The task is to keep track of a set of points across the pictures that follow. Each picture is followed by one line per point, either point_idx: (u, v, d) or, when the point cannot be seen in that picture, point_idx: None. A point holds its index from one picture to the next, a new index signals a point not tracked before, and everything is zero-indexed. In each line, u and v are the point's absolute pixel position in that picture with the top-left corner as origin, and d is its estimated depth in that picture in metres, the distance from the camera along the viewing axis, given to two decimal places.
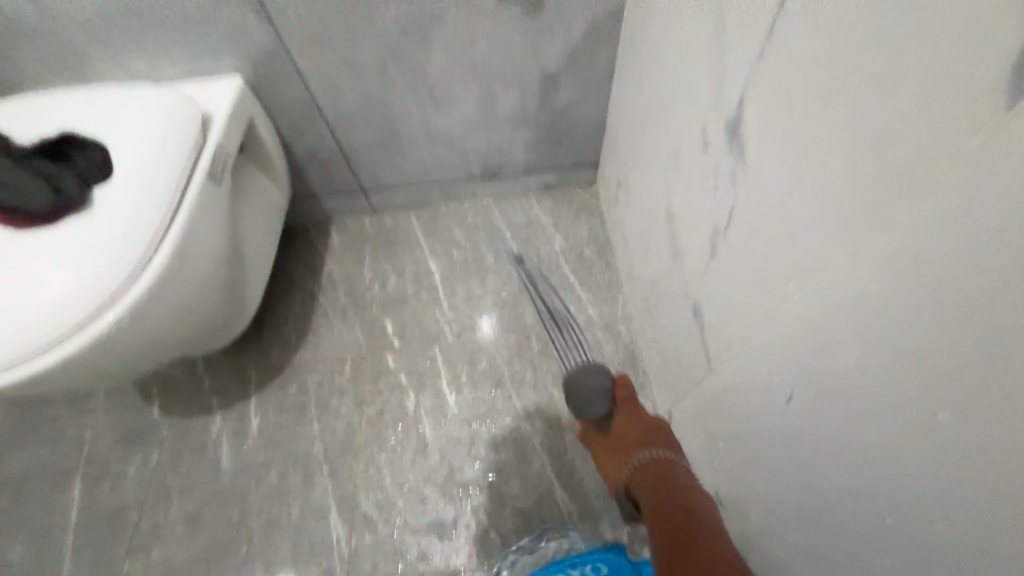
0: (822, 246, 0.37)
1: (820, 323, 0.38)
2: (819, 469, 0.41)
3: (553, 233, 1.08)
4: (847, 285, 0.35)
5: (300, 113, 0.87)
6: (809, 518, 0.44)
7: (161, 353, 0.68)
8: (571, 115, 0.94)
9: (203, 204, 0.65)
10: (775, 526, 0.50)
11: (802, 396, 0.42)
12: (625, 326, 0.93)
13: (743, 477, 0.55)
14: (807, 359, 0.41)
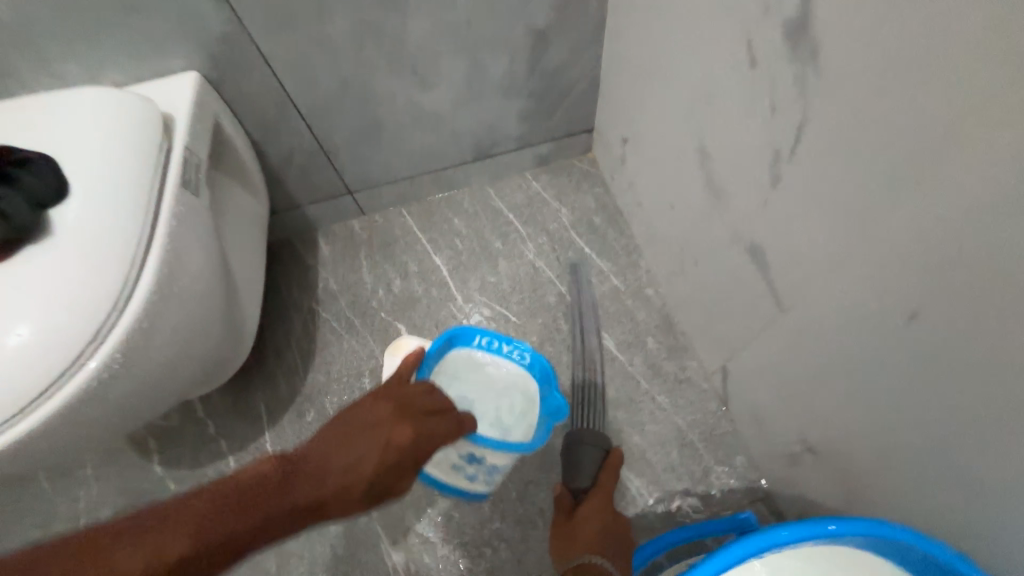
0: (945, 137, 0.34)
1: (948, 222, 0.35)
2: (963, 381, 0.38)
3: (557, 207, 1.03)
4: (986, 171, 0.32)
5: (271, 110, 0.78)
6: (954, 438, 0.41)
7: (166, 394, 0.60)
8: (564, 78, 0.89)
9: (184, 217, 0.56)
10: (902, 456, 0.46)
11: (928, 308, 0.39)
12: (653, 289, 0.88)
13: (841, 415, 0.51)
14: (931, 264, 0.37)
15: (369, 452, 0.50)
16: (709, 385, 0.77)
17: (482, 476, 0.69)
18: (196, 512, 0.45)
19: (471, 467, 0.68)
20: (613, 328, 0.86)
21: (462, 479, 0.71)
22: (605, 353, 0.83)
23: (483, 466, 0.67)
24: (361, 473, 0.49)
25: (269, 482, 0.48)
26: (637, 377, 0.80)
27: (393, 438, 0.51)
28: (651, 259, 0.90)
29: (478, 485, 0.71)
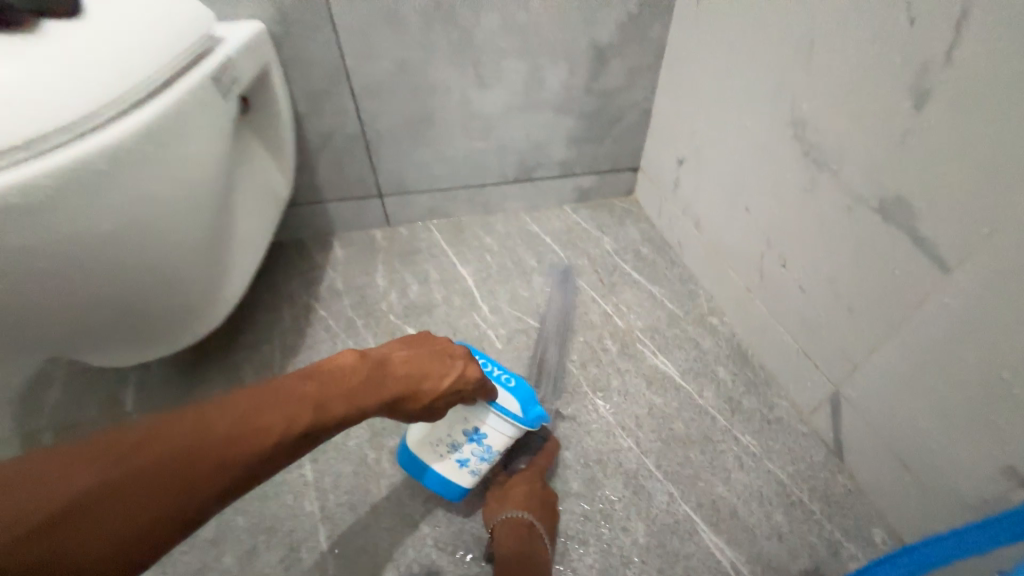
0: None
1: None
2: None
3: (599, 236, 0.94)
4: None
5: (323, 80, 0.75)
6: None
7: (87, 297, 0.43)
8: (618, 103, 0.88)
9: (202, 100, 0.47)
10: None
11: None
12: (718, 318, 0.74)
13: None
14: None
15: (440, 379, 0.44)
16: (809, 429, 0.59)
17: (474, 465, 0.50)
18: (228, 413, 0.33)
19: (468, 444, 0.49)
20: (673, 355, 0.69)
21: (448, 467, 0.50)
22: (667, 381, 0.65)
23: (481, 445, 0.49)
24: (426, 391, 0.43)
25: (325, 386, 0.38)
26: (712, 412, 0.61)
27: (470, 369, 0.45)
28: (714, 285, 0.77)
29: (466, 478, 0.50)
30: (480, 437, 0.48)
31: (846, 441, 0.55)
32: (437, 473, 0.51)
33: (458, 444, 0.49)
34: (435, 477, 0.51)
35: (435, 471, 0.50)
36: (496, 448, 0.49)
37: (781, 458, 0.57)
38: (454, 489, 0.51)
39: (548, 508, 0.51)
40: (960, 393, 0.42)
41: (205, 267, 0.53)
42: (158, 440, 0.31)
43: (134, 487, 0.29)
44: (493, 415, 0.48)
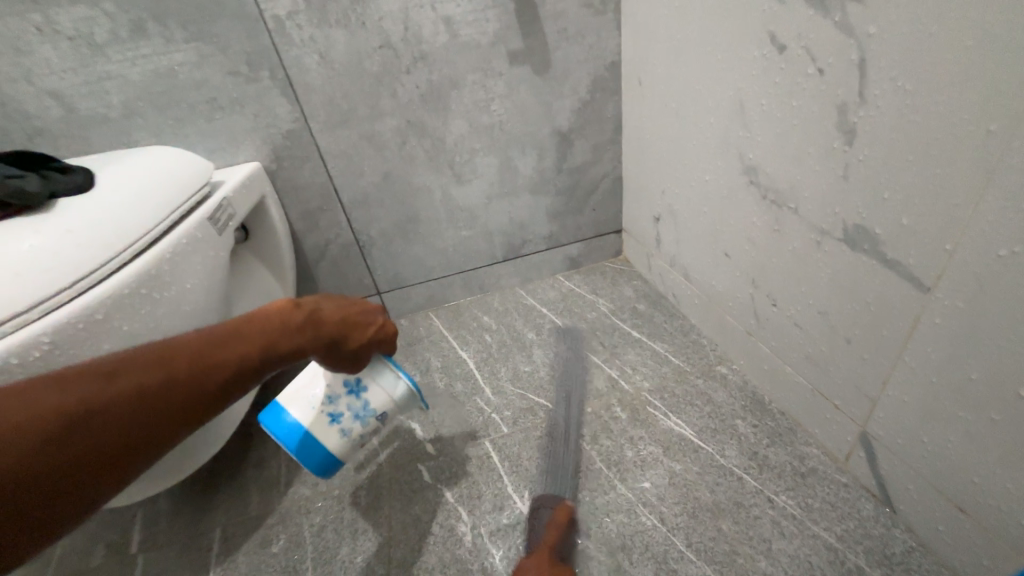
0: None
1: None
2: None
3: (594, 299, 0.94)
4: None
5: (317, 200, 0.83)
6: None
7: None
8: (589, 176, 0.94)
9: (200, 238, 0.52)
10: None
11: None
12: (726, 368, 0.72)
13: None
14: None
15: (359, 333, 0.45)
16: (848, 479, 0.54)
17: (344, 421, 0.50)
18: (127, 383, 0.33)
19: (345, 398, 0.51)
20: (686, 413, 0.66)
21: (315, 427, 0.50)
22: (683, 443, 0.61)
23: (359, 401, 0.51)
24: (350, 342, 0.45)
25: (236, 346, 0.38)
26: (738, 473, 0.57)
27: (387, 325, 0.47)
28: (717, 334, 0.76)
29: (333, 441, 0.50)
30: (362, 391, 0.51)
31: (891, 487, 0.50)
32: (300, 432, 0.49)
33: (335, 395, 0.50)
34: (296, 435, 0.49)
35: (302, 425, 0.50)
36: (373, 408, 0.51)
37: (826, 517, 0.51)
38: (312, 450, 0.50)
39: None
40: (985, 417, 0.39)
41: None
42: (53, 415, 0.31)
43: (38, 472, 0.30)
44: (382, 378, 0.51)
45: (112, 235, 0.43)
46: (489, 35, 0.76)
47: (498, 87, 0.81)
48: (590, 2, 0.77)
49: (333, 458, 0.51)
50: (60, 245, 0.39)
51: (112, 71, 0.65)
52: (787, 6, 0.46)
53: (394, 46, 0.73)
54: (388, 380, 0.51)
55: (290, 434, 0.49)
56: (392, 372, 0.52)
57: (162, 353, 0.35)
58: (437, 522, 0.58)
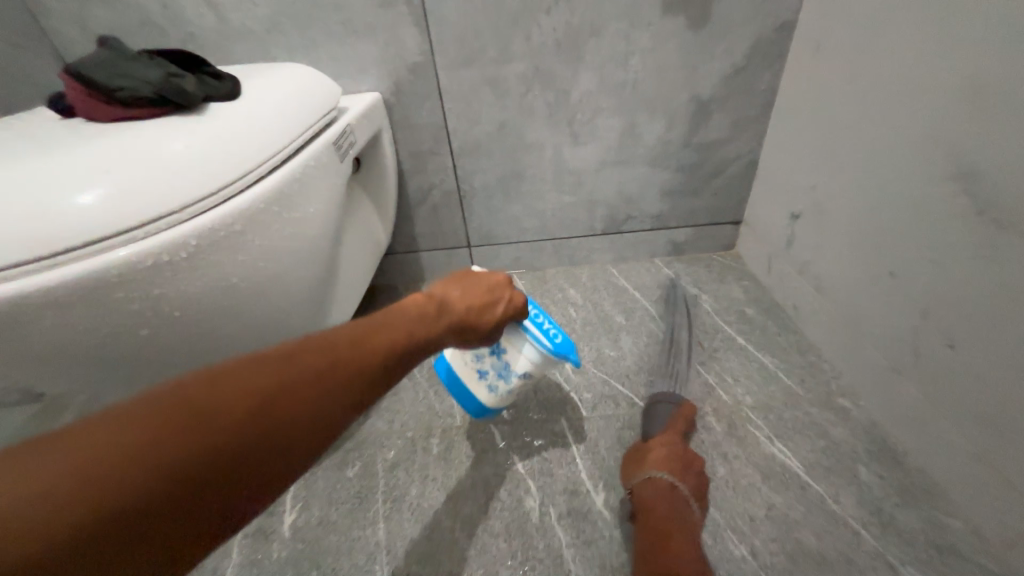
0: None
1: None
2: None
3: (696, 293, 0.85)
4: None
5: (428, 142, 0.81)
6: None
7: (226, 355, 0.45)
8: (719, 156, 0.83)
9: (324, 163, 0.52)
10: None
11: None
12: (850, 402, 0.62)
13: None
14: None
15: (490, 309, 0.44)
16: (1002, 570, 0.45)
17: (490, 378, 0.53)
18: (311, 366, 0.28)
19: (489, 357, 0.52)
20: (795, 442, 0.58)
21: (469, 378, 0.54)
22: (787, 476, 0.54)
23: (501, 361, 0.52)
24: (482, 320, 0.43)
25: (397, 330, 0.34)
26: (854, 526, 0.49)
27: (512, 300, 0.46)
28: (845, 361, 0.65)
29: (484, 393, 0.54)
30: (503, 351, 0.52)
31: None
32: (458, 381, 0.55)
33: (482, 354, 0.52)
34: (456, 384, 0.55)
35: (458, 377, 0.55)
36: (514, 370, 0.52)
37: None
38: (468, 397, 0.55)
39: (694, 471, 0.52)
40: None
41: (309, 317, 0.55)
42: (239, 411, 0.25)
43: (216, 477, 0.24)
44: (520, 343, 0.51)
45: (255, 148, 0.42)
46: None
47: (642, 39, 0.71)
48: None
49: (485, 404, 0.55)
50: (212, 151, 0.40)
51: None
52: None
53: None
54: (527, 347, 0.50)
55: (453, 382, 0.55)
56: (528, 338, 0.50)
57: (334, 334, 0.30)
58: (505, 489, 0.57)
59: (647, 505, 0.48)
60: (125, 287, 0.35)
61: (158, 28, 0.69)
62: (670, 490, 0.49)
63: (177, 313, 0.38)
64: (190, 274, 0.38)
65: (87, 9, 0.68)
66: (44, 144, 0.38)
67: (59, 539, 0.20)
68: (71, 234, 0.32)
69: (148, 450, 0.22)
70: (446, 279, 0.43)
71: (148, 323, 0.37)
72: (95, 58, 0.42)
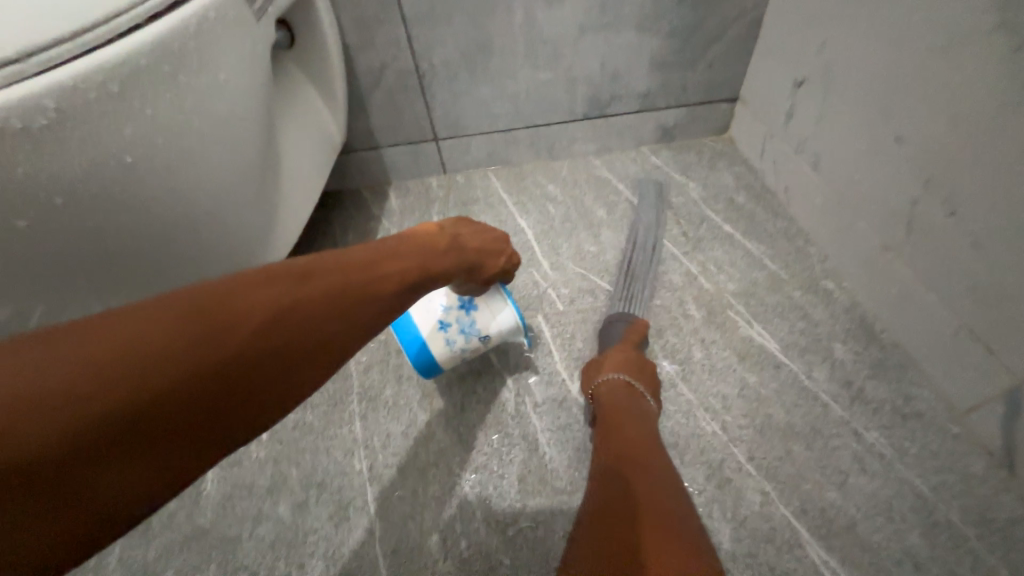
0: None
1: None
2: None
3: (683, 182, 0.79)
4: None
5: (373, 4, 0.67)
6: None
7: (152, 253, 0.40)
8: (718, 14, 0.71)
9: (243, 15, 0.41)
10: None
11: None
12: (834, 284, 0.60)
13: None
14: None
15: (493, 259, 0.47)
16: (961, 431, 0.46)
17: (451, 332, 0.49)
18: (321, 287, 0.31)
19: (456, 312, 0.49)
20: (775, 325, 0.57)
21: (426, 331, 0.49)
22: (764, 357, 0.54)
23: (467, 317, 0.50)
24: (485, 265, 0.46)
25: (401, 260, 0.37)
26: (824, 399, 0.50)
27: (513, 255, 0.49)
28: (833, 244, 0.62)
29: (438, 350, 0.50)
30: (472, 308, 0.50)
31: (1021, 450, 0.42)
32: (412, 333, 0.49)
33: (449, 308, 0.49)
34: (409, 336, 0.49)
35: (415, 327, 0.49)
36: (480, 329, 0.50)
37: (920, 463, 0.45)
38: (418, 351, 0.49)
39: (648, 370, 0.51)
40: None
41: (255, 216, 0.48)
42: (266, 317, 0.28)
43: (231, 378, 0.26)
44: (494, 302, 0.50)
45: None
46: None
47: None
48: None
49: (434, 365, 0.50)
50: None
51: None
52: None
53: None
54: (498, 307, 0.50)
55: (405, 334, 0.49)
56: (502, 300, 0.50)
57: (343, 259, 0.33)
58: (481, 384, 0.56)
59: (603, 403, 0.47)
60: None
61: None
62: (622, 389, 0.48)
63: (58, 200, 0.32)
64: (65, 150, 0.31)
65: None
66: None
67: (91, 417, 0.23)
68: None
69: (173, 347, 0.25)
70: (452, 221, 0.46)
71: (23, 210, 0.31)
72: None
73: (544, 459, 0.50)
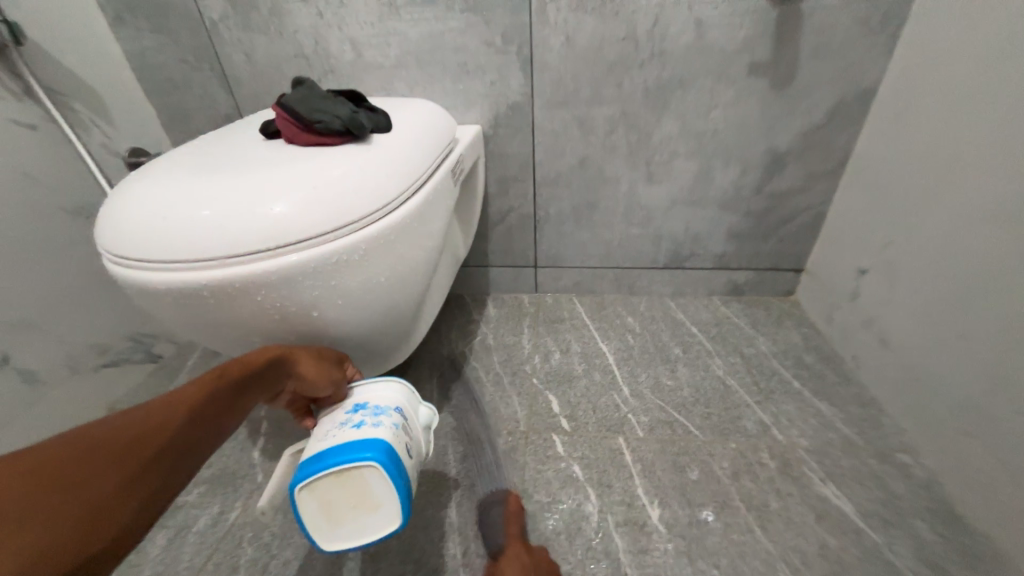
0: None
1: None
2: None
3: (753, 334, 0.88)
4: None
5: (515, 169, 0.90)
6: None
7: (355, 336, 0.54)
8: (787, 206, 0.87)
9: (445, 186, 0.61)
10: None
11: None
12: (909, 457, 0.63)
13: None
14: None
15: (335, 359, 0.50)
16: None
17: (367, 417, 0.45)
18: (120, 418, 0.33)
19: (355, 415, 0.46)
20: (851, 489, 0.60)
21: (345, 437, 0.42)
22: (842, 519, 0.57)
23: (370, 408, 0.47)
24: (326, 367, 0.48)
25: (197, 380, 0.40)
26: (907, 575, 0.51)
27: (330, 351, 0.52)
28: (905, 417, 0.67)
29: (376, 432, 0.43)
30: (366, 402, 0.48)
31: None
32: (329, 451, 0.41)
33: (345, 418, 0.46)
34: (328, 457, 0.40)
35: (327, 449, 0.42)
36: (380, 402, 0.48)
37: None
38: (354, 445, 0.41)
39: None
40: None
41: (414, 317, 0.63)
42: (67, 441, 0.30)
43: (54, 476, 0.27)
44: (371, 387, 0.50)
45: (405, 172, 0.52)
46: (737, 40, 0.72)
47: (726, 95, 0.77)
48: (866, 19, 0.68)
49: (379, 441, 0.42)
50: (375, 172, 0.49)
51: (398, 28, 0.78)
52: None
53: (637, 37, 0.74)
54: (382, 386, 0.50)
55: (323, 459, 0.40)
56: (373, 388, 0.50)
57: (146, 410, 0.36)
58: (567, 494, 0.62)
59: None
60: (312, 277, 0.45)
61: (306, 59, 0.83)
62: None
63: (339, 300, 0.48)
64: (353, 270, 0.47)
65: (253, 41, 0.82)
66: (260, 161, 0.49)
67: None
68: (286, 234, 0.42)
69: None
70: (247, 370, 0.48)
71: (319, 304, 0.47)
72: (297, 95, 0.53)
73: None
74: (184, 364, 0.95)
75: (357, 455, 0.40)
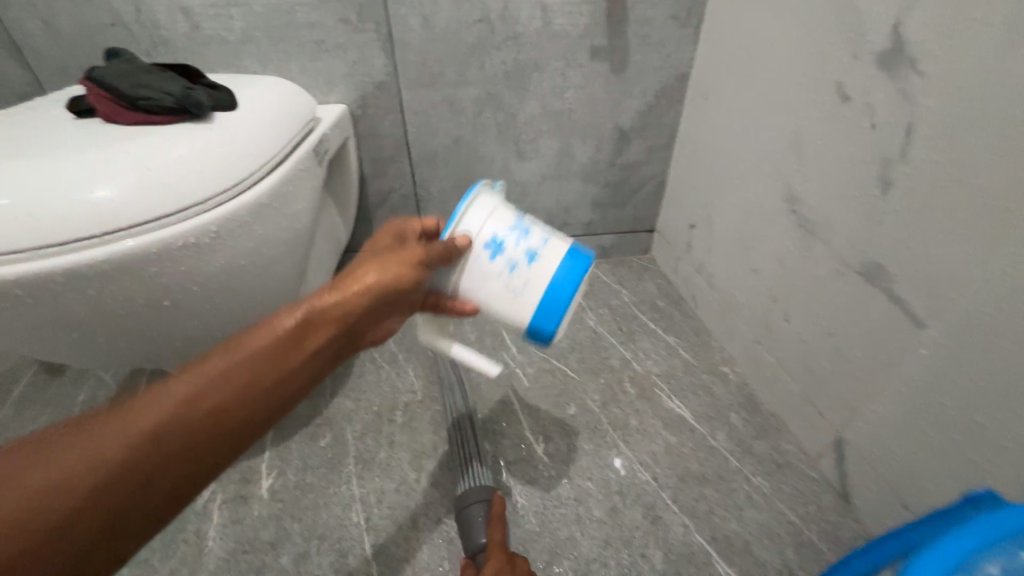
0: None
1: None
2: None
3: (618, 289, 1.02)
4: None
5: (389, 150, 0.90)
6: None
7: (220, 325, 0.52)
8: (636, 177, 1.01)
9: (309, 166, 0.60)
10: None
11: None
12: (729, 367, 0.80)
13: None
14: None
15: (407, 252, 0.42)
16: (819, 475, 0.64)
17: (528, 246, 0.43)
18: (128, 417, 0.32)
19: (502, 255, 0.43)
20: (688, 399, 0.75)
21: (546, 271, 0.43)
22: (682, 422, 0.71)
23: (491, 242, 0.43)
24: (394, 270, 0.41)
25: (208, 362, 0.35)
26: (725, 453, 0.67)
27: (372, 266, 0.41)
28: (725, 338, 0.84)
29: (560, 250, 0.43)
30: (486, 236, 0.43)
31: (853, 485, 0.59)
32: (549, 292, 0.43)
33: (507, 262, 0.43)
34: (558, 294, 0.43)
35: (565, 286, 0.43)
36: (504, 223, 0.43)
37: (791, 500, 0.61)
38: (576, 268, 0.43)
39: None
40: (947, 435, 0.47)
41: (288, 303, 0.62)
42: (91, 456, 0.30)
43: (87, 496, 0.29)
44: (463, 222, 0.43)
45: (255, 153, 0.50)
46: (579, 28, 0.81)
47: (576, 78, 0.87)
48: (677, 14, 0.82)
49: (578, 252, 0.43)
50: (218, 152, 0.47)
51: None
52: (860, 62, 0.52)
53: (490, 21, 0.79)
54: (469, 212, 0.43)
55: (559, 300, 0.43)
56: (457, 226, 0.43)
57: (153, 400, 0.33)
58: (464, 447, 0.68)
59: None
60: (157, 263, 0.43)
61: (127, 29, 0.73)
62: None
63: (194, 287, 0.46)
64: (206, 253, 0.45)
65: (51, 6, 0.70)
66: (78, 141, 0.45)
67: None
68: (116, 219, 0.40)
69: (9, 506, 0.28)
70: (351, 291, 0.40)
71: (171, 295, 0.45)
72: (113, 70, 0.49)
73: (514, 510, 0.61)
74: (9, 393, 0.81)
75: (579, 277, 0.43)
